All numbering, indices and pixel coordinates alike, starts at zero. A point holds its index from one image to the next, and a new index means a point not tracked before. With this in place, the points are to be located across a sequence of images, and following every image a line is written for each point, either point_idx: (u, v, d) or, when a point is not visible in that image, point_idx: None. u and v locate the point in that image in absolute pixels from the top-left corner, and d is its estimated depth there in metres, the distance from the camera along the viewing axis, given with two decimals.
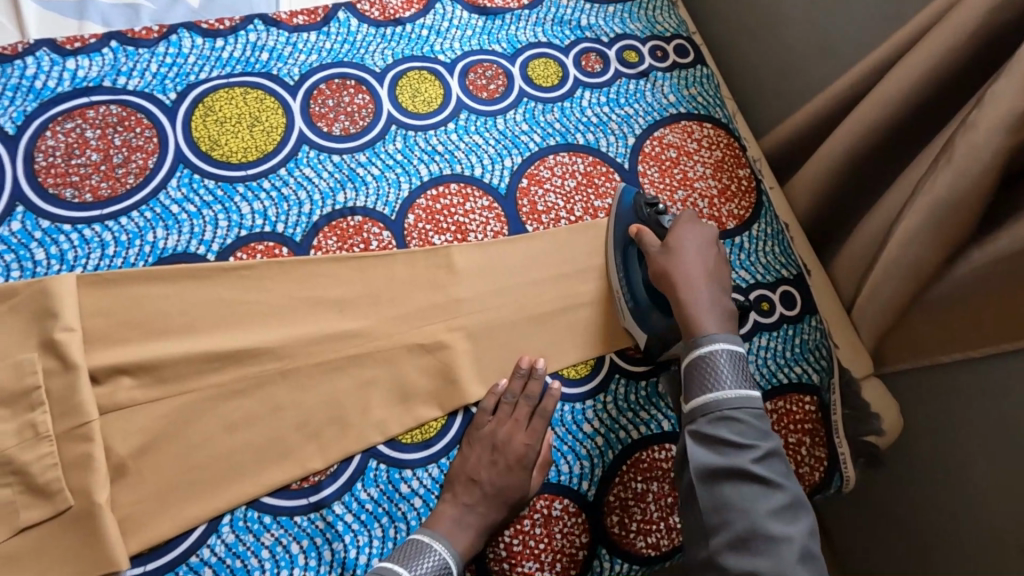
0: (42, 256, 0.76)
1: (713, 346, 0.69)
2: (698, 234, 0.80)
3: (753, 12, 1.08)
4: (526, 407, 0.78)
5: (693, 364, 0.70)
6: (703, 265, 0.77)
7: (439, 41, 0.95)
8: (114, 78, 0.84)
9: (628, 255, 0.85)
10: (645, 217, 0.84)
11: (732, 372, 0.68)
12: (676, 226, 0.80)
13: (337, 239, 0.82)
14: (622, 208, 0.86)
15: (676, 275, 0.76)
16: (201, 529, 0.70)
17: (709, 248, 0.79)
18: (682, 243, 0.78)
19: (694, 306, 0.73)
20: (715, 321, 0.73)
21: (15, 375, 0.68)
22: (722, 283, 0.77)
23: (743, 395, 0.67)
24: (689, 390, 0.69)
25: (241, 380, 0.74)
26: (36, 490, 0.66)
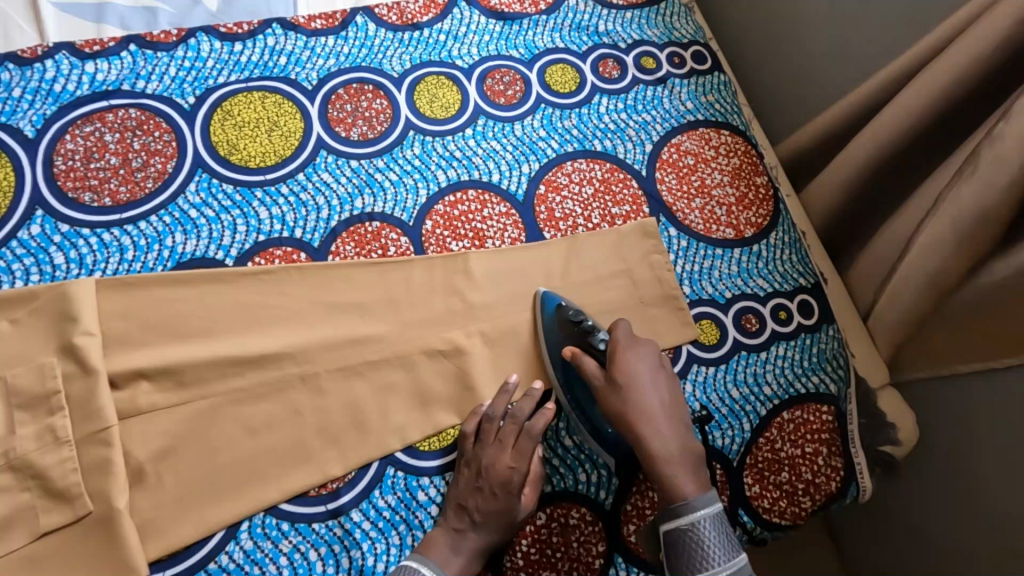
0: (61, 260, 0.75)
1: (695, 517, 0.66)
2: (645, 356, 0.76)
3: (770, 18, 1.08)
4: (512, 429, 0.75)
5: (677, 539, 0.67)
6: (659, 398, 0.74)
7: (456, 46, 0.95)
8: (133, 81, 0.84)
9: (567, 375, 0.80)
10: (579, 337, 0.79)
11: (720, 543, 0.65)
12: (619, 351, 0.76)
13: (354, 245, 0.82)
14: (551, 319, 0.81)
15: (637, 421, 0.72)
16: (220, 535, 0.70)
17: (658, 373, 0.76)
18: (632, 374, 0.74)
19: (667, 461, 0.70)
20: (687, 468, 0.70)
21: (35, 379, 0.68)
22: (679, 408, 0.75)
23: (733, 567, 0.64)
24: (677, 567, 0.67)
25: (260, 384, 0.74)
26: (55, 494, 0.66)
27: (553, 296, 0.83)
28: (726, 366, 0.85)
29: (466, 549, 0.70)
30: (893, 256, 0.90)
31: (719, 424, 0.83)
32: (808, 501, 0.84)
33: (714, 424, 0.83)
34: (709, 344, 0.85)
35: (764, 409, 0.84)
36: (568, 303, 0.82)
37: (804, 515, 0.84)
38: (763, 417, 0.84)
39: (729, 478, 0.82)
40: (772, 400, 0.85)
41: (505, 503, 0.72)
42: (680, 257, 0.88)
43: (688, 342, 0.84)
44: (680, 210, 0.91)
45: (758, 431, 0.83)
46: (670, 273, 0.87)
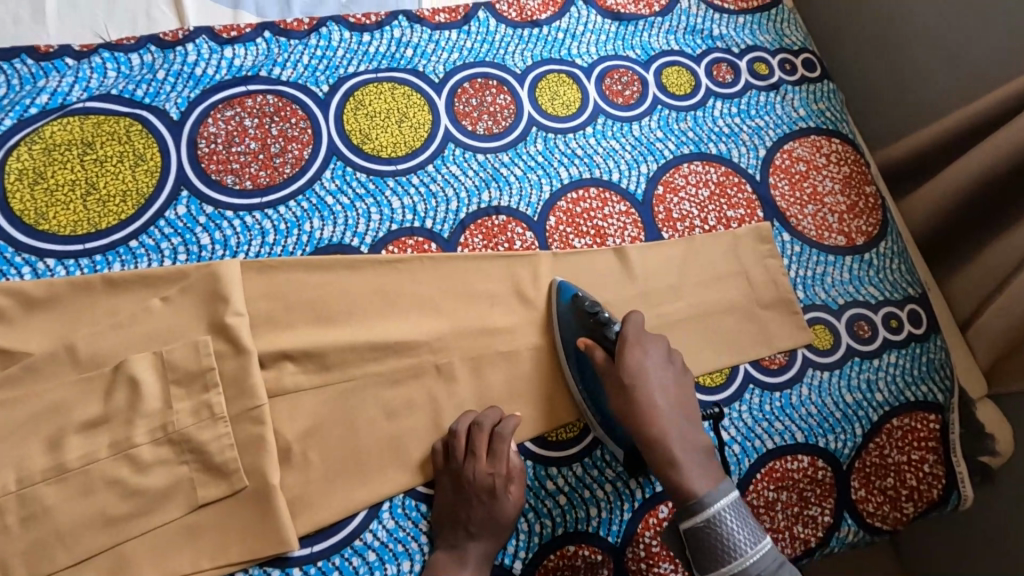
0: (207, 241, 0.77)
1: (716, 510, 0.62)
2: (654, 353, 0.73)
3: (877, 27, 1.08)
4: (480, 437, 0.73)
5: (701, 539, 0.63)
6: (667, 396, 0.71)
7: (575, 44, 0.96)
8: (270, 68, 0.86)
9: (581, 365, 0.78)
10: (593, 328, 0.76)
11: (742, 529, 0.62)
12: (628, 347, 0.72)
13: (482, 237, 0.84)
14: (565, 309, 0.79)
15: (646, 422, 0.69)
16: (363, 513, 0.72)
17: (667, 368, 0.73)
18: (640, 371, 0.71)
19: (672, 464, 0.67)
20: (697, 463, 0.67)
21: (191, 356, 0.70)
22: (688, 407, 0.72)
23: (762, 553, 0.61)
24: (703, 563, 0.62)
25: (398, 370, 0.76)
26: (213, 468, 0.68)
27: (569, 287, 0.80)
28: (839, 372, 0.86)
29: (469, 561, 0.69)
30: (1004, 270, 0.91)
31: (833, 428, 0.84)
32: (910, 507, 0.85)
33: (828, 427, 0.84)
34: (823, 349, 0.87)
35: (875, 415, 0.86)
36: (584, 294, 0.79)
37: (906, 520, 0.85)
38: (873, 423, 0.85)
39: (839, 481, 0.83)
40: (883, 407, 0.86)
41: (495, 510, 0.71)
42: (793, 262, 0.90)
43: (803, 346, 0.86)
44: (793, 216, 0.92)
45: (869, 435, 0.85)
46: (785, 277, 0.88)
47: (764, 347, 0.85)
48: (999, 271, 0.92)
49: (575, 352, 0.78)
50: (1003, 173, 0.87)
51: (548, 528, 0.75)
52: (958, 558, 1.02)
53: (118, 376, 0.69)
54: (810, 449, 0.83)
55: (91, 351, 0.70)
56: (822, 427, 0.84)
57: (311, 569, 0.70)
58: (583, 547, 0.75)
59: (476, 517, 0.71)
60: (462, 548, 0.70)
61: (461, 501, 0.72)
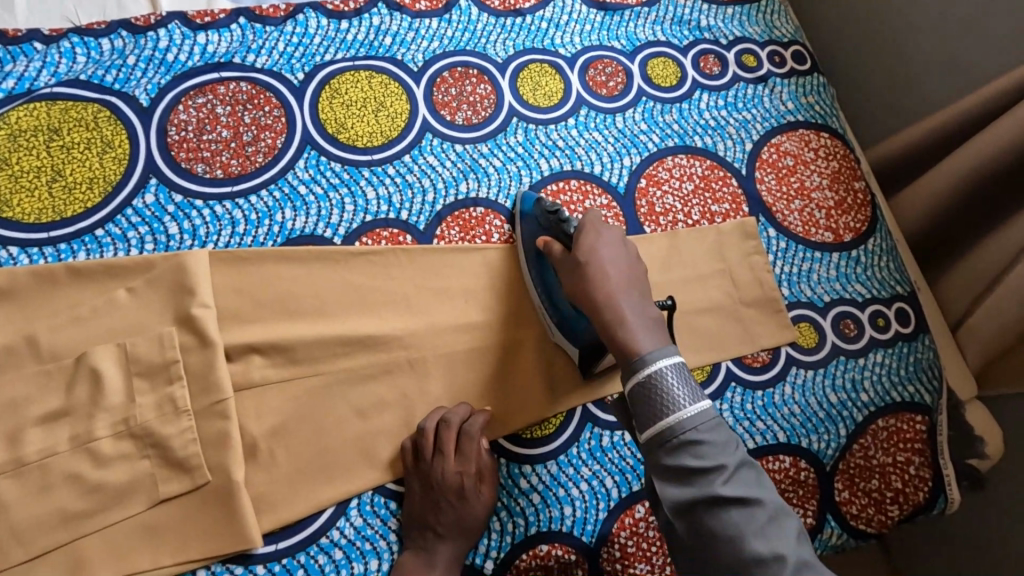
0: (175, 230, 0.76)
1: (657, 367, 0.57)
2: (609, 237, 0.69)
3: (870, 21, 1.06)
4: (448, 435, 0.71)
5: (640, 393, 0.58)
6: (620, 272, 0.66)
7: (558, 34, 0.94)
8: (244, 55, 0.84)
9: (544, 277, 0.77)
10: (553, 227, 0.74)
11: (685, 386, 0.57)
12: (583, 232, 0.69)
13: (459, 229, 0.82)
14: (529, 219, 0.79)
15: (596, 292, 0.64)
16: (330, 511, 0.71)
17: (623, 251, 0.68)
18: (594, 252, 0.67)
19: (621, 326, 0.61)
20: (644, 329, 0.62)
21: (155, 349, 0.68)
22: (644, 286, 0.67)
23: (701, 409, 0.55)
24: (641, 421, 0.57)
25: (370, 366, 0.74)
26: (175, 464, 0.67)
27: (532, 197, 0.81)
28: (824, 371, 0.84)
29: (436, 562, 0.68)
30: (995, 270, 0.89)
31: (816, 428, 0.82)
32: (896, 510, 0.83)
33: (811, 427, 0.82)
34: (808, 347, 0.85)
35: (860, 415, 0.84)
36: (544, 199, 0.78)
37: (891, 523, 0.83)
38: (857, 424, 0.83)
39: (821, 482, 0.81)
40: (868, 407, 0.84)
41: (464, 510, 0.70)
42: (779, 258, 0.88)
43: (787, 344, 0.84)
44: (779, 211, 0.90)
45: (853, 436, 0.83)
46: (770, 274, 0.86)
47: (747, 345, 0.83)
48: (991, 270, 0.90)
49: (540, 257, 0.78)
50: (995, 170, 0.85)
51: (520, 528, 0.74)
52: (945, 561, 1.00)
53: (79, 368, 0.67)
54: (792, 449, 0.81)
55: (52, 342, 0.68)
56: (805, 427, 0.82)
57: (275, 567, 0.68)
58: (555, 547, 0.73)
59: (445, 519, 0.69)
60: (431, 548, 0.68)
61: (431, 502, 0.70)
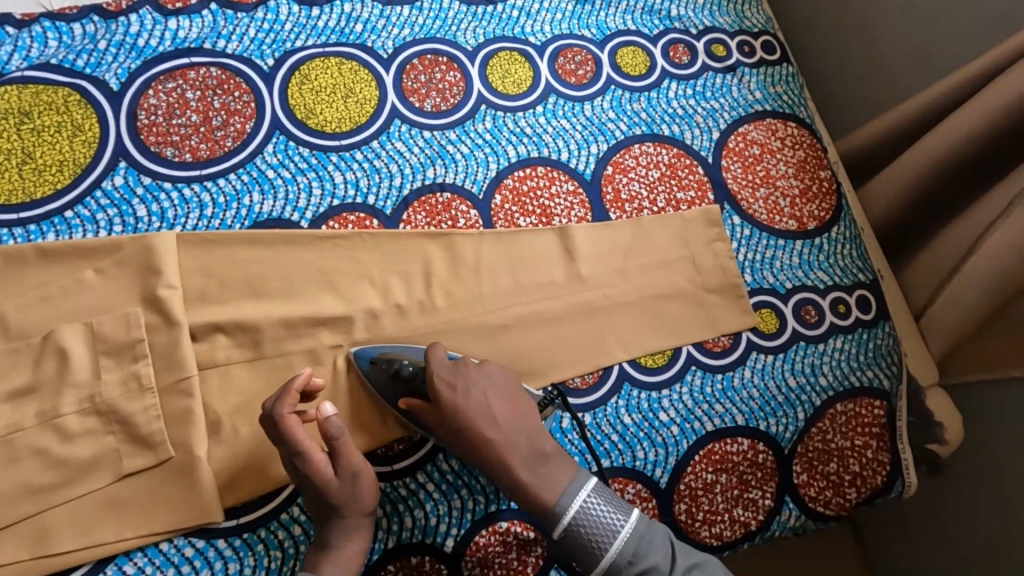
0: (143, 213, 0.77)
1: (572, 511, 0.63)
2: (464, 381, 0.68)
3: (844, 12, 1.07)
4: (270, 425, 0.65)
5: (568, 539, 0.63)
6: (496, 414, 0.68)
7: (529, 22, 0.94)
8: (214, 41, 0.84)
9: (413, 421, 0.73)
10: (399, 385, 0.72)
11: (603, 515, 0.63)
12: (437, 388, 0.68)
13: (426, 214, 0.83)
14: (371, 373, 0.74)
15: (485, 450, 0.67)
16: (292, 487, 0.72)
17: (488, 387, 0.69)
18: (459, 405, 0.67)
19: (523, 484, 0.65)
20: (547, 471, 0.66)
21: (121, 328, 0.70)
22: (526, 421, 0.69)
23: (627, 534, 0.62)
24: (581, 563, 0.63)
25: (334, 346, 0.76)
26: (140, 439, 0.69)
27: (368, 350, 0.76)
28: (784, 356, 0.86)
29: None
30: (955, 258, 0.91)
31: (774, 411, 0.84)
32: (853, 493, 0.85)
33: (769, 411, 0.84)
34: (769, 332, 0.87)
35: (819, 399, 0.85)
36: (382, 353, 0.74)
37: (848, 506, 0.85)
38: (816, 408, 0.85)
39: (779, 465, 0.83)
40: (827, 392, 0.86)
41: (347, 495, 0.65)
42: (743, 245, 0.89)
43: (748, 329, 0.86)
44: (744, 199, 0.91)
45: (811, 420, 0.84)
46: (733, 260, 0.88)
47: (708, 330, 0.85)
48: (952, 259, 0.92)
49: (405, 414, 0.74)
50: (956, 159, 0.86)
51: (481, 505, 0.75)
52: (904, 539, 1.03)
53: (46, 346, 0.69)
54: (750, 432, 0.82)
55: (21, 321, 0.70)
56: (763, 410, 0.83)
57: (236, 541, 0.70)
58: (515, 524, 0.75)
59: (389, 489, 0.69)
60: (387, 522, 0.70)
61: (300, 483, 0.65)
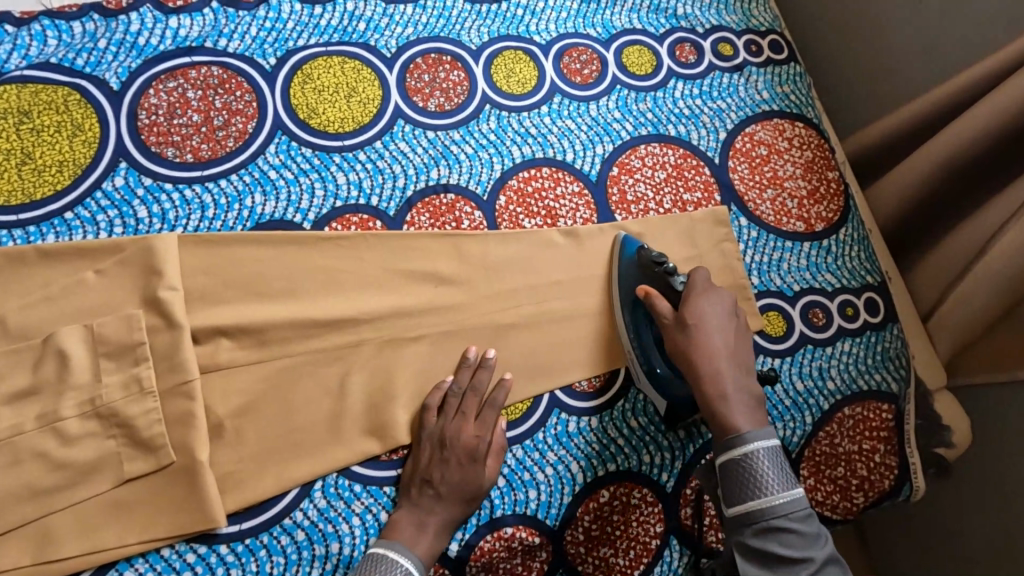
0: (144, 214, 0.76)
1: (754, 446, 0.63)
2: (718, 305, 0.74)
3: (849, 11, 1.06)
4: (473, 399, 0.74)
5: (733, 469, 0.64)
6: (723, 344, 0.71)
7: (534, 21, 0.93)
8: (215, 39, 0.83)
9: (635, 319, 0.80)
10: (655, 279, 0.78)
11: (777, 474, 0.62)
12: (693, 296, 0.74)
13: (429, 216, 0.82)
14: (630, 261, 0.81)
15: (699, 358, 0.70)
16: (294, 492, 0.72)
17: (728, 319, 0.73)
18: (701, 316, 0.72)
19: (722, 398, 0.67)
20: (743, 405, 0.67)
21: (122, 330, 0.69)
22: (744, 357, 0.72)
23: (791, 497, 0.61)
24: (731, 497, 0.63)
25: (335, 349, 0.75)
26: (141, 444, 0.68)
27: (632, 241, 0.83)
28: (791, 359, 0.85)
29: (432, 525, 0.69)
30: (965, 259, 0.90)
31: (782, 416, 0.83)
32: (861, 497, 0.84)
33: (777, 415, 0.82)
34: (775, 336, 0.86)
35: (826, 403, 0.84)
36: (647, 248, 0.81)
37: (856, 510, 0.84)
38: (823, 413, 0.84)
39: None
40: (834, 396, 0.85)
41: (473, 476, 0.71)
42: (749, 247, 0.88)
43: (755, 332, 0.84)
44: (751, 200, 0.90)
45: (819, 424, 0.84)
46: (740, 262, 0.87)
47: None
48: (961, 260, 0.91)
49: (632, 305, 0.80)
50: (967, 158, 0.85)
51: (485, 510, 0.74)
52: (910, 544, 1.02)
53: (46, 349, 0.68)
54: None
55: (20, 322, 0.69)
56: (771, 414, 0.82)
57: (238, 547, 0.69)
58: (520, 529, 0.75)
59: (450, 478, 0.71)
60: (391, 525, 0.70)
61: (445, 455, 0.71)
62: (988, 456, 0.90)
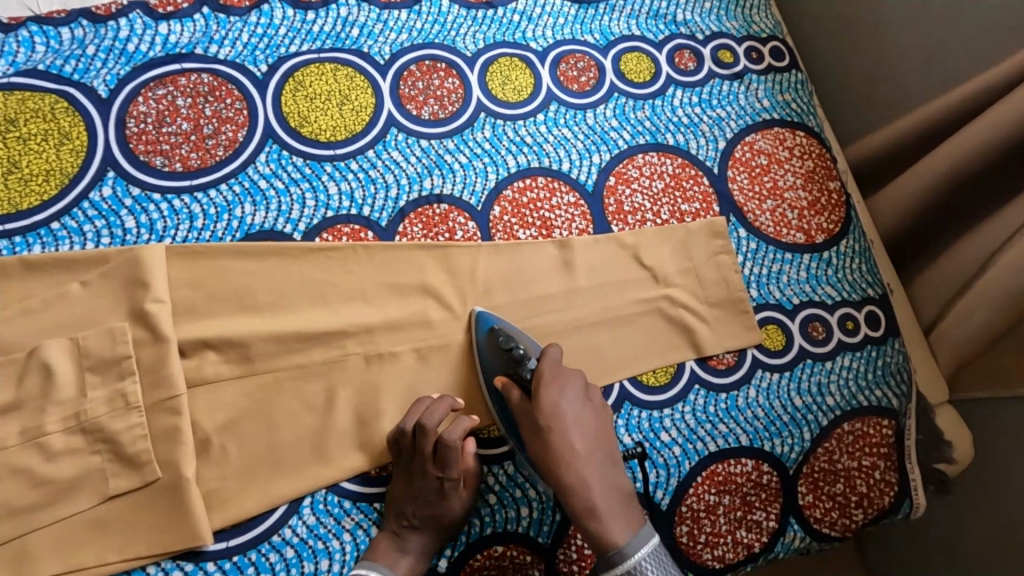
0: (132, 224, 0.75)
1: (636, 560, 0.61)
2: (571, 391, 0.69)
3: (852, 16, 1.04)
4: (427, 440, 0.69)
5: None
6: (581, 441, 0.67)
7: (530, 27, 0.92)
8: (206, 46, 0.82)
9: (501, 405, 0.75)
10: (509, 364, 0.73)
11: (660, 572, 0.62)
12: (544, 386, 0.69)
13: (422, 226, 0.81)
14: (485, 342, 0.76)
15: (562, 465, 0.65)
16: (283, 509, 0.70)
17: (584, 407, 0.69)
18: (557, 415, 0.67)
19: (592, 514, 0.63)
20: (614, 511, 0.64)
21: (107, 344, 0.68)
22: (605, 451, 0.68)
23: None
24: None
25: (325, 362, 0.74)
26: (126, 459, 0.67)
27: (490, 316, 0.77)
28: (790, 373, 0.84)
29: (413, 549, 0.69)
30: (968, 272, 0.88)
31: (779, 432, 0.81)
32: (860, 514, 0.83)
33: (774, 431, 0.81)
34: (774, 349, 0.84)
35: (825, 418, 0.83)
36: (501, 325, 0.76)
37: (855, 527, 0.83)
38: (820, 430, 0.82)
39: (784, 486, 0.80)
40: (834, 411, 0.83)
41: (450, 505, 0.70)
42: (748, 258, 0.87)
43: (753, 346, 0.84)
44: (750, 211, 0.89)
45: (817, 440, 0.82)
46: (737, 274, 0.85)
47: (712, 347, 0.82)
48: (964, 273, 0.89)
49: (495, 389, 0.75)
50: (971, 170, 0.84)
51: (476, 527, 0.73)
52: (910, 560, 1.00)
53: (29, 363, 0.66)
54: (754, 453, 0.80)
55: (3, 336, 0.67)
56: (768, 430, 0.81)
57: (225, 565, 0.68)
58: (511, 547, 0.73)
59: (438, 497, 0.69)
60: (379, 544, 0.69)
61: (415, 489, 0.70)
62: (987, 474, 0.88)
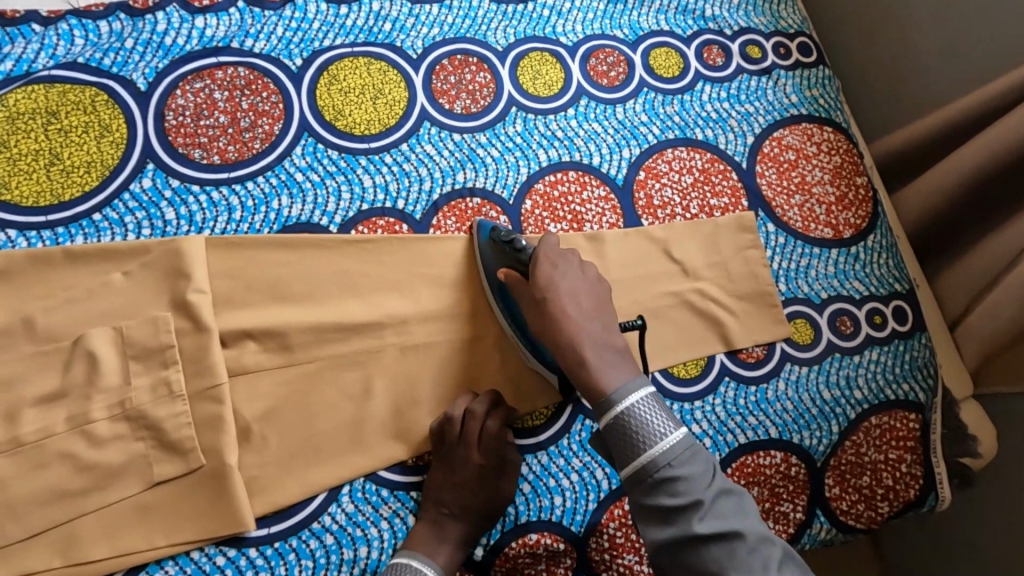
0: (172, 216, 0.76)
1: (624, 404, 0.57)
2: (565, 265, 0.70)
3: (878, 12, 1.04)
4: (475, 425, 0.73)
5: (613, 431, 0.58)
6: (576, 303, 0.67)
7: (560, 22, 0.92)
8: (241, 40, 0.83)
9: (505, 300, 0.77)
10: (508, 256, 0.75)
11: (654, 419, 0.57)
12: (538, 263, 0.70)
13: (456, 220, 0.82)
14: (486, 242, 0.78)
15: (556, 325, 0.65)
16: (322, 496, 0.72)
17: (580, 279, 0.69)
18: (551, 285, 0.68)
19: (582, 365, 0.62)
20: (607, 363, 0.62)
21: (150, 332, 0.69)
22: (603, 317, 0.67)
23: (672, 443, 0.55)
24: (619, 460, 0.58)
25: (361, 353, 0.75)
26: (170, 446, 0.68)
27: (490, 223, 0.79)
28: (818, 367, 0.85)
29: (451, 537, 0.70)
30: (996, 268, 0.89)
31: (808, 424, 0.82)
32: (886, 507, 0.84)
33: (803, 423, 0.82)
34: (803, 343, 0.85)
35: (853, 411, 0.84)
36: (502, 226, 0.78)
37: (880, 520, 0.83)
38: (846, 424, 0.83)
39: (812, 477, 0.81)
40: (861, 405, 0.84)
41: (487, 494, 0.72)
42: (776, 253, 0.88)
43: (782, 340, 0.84)
44: (779, 206, 0.89)
45: (845, 433, 0.83)
46: (766, 269, 0.86)
47: (742, 340, 0.83)
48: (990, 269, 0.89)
49: (499, 285, 0.77)
50: (998, 168, 0.84)
51: (511, 516, 0.74)
52: (932, 554, 1.01)
53: (75, 351, 0.67)
54: (783, 445, 0.81)
55: (48, 324, 0.68)
56: (797, 423, 0.82)
57: (267, 551, 0.69)
58: (544, 535, 0.74)
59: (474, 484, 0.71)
60: (417, 531, 0.70)
61: (456, 477, 0.72)
62: (1011, 469, 0.89)
